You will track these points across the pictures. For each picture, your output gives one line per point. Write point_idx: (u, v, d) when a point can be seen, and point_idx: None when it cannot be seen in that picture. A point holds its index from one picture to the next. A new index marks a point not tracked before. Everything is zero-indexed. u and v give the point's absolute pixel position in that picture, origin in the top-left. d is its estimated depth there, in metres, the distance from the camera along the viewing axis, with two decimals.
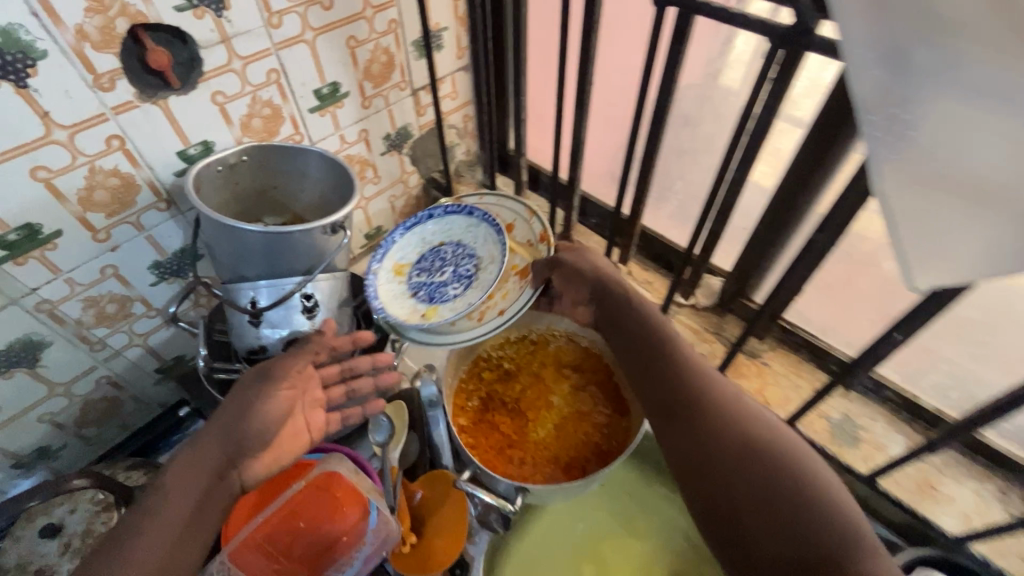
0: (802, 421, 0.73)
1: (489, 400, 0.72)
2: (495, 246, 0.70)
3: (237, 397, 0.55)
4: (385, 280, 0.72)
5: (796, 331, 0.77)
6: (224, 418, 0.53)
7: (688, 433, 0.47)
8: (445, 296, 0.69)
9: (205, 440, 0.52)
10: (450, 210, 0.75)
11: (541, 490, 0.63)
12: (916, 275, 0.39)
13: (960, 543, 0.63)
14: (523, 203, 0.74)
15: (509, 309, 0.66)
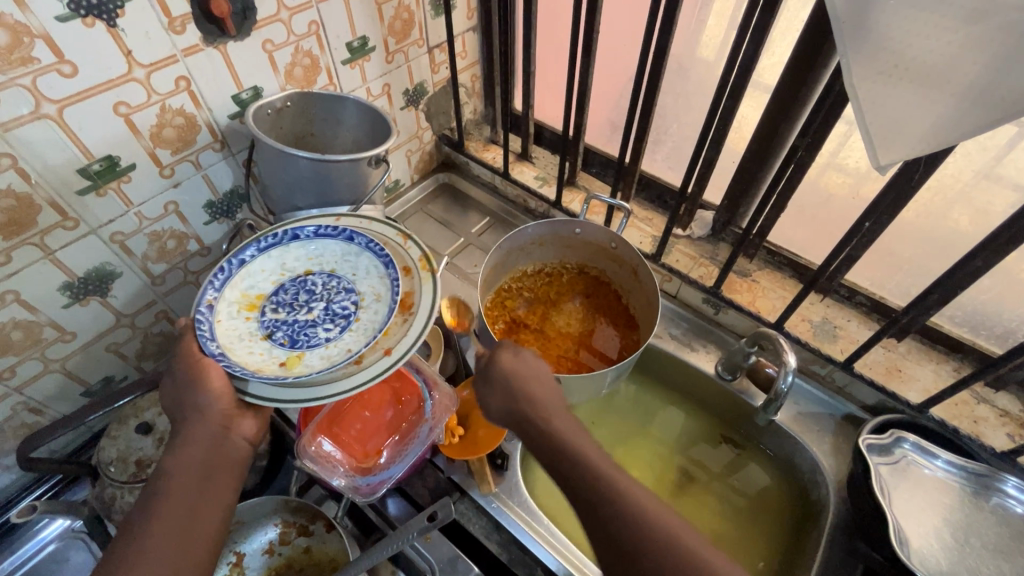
0: (789, 325, 0.83)
1: (514, 324, 0.90)
2: (379, 280, 0.64)
3: (181, 374, 0.55)
4: (227, 315, 0.60)
5: (779, 252, 0.89)
6: (187, 399, 0.54)
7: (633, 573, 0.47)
8: (312, 341, 0.59)
9: (186, 421, 0.54)
10: (323, 234, 0.68)
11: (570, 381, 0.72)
12: (879, 152, 0.51)
13: (922, 411, 0.74)
14: (395, 226, 0.69)
15: (397, 346, 0.57)
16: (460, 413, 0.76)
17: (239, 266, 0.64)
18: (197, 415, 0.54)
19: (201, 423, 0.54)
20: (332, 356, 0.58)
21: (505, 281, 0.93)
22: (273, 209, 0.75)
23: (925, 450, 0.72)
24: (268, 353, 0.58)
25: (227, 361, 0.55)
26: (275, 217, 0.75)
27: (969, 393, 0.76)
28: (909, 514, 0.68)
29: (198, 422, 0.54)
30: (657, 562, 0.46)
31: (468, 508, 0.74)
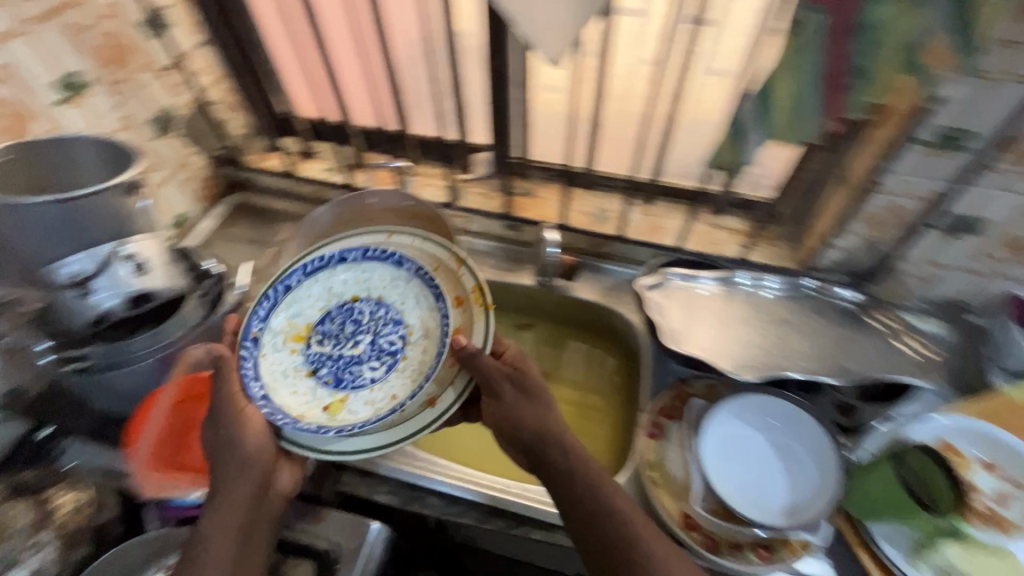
0: (570, 221, 1.00)
1: None
2: (429, 314, 0.73)
3: (222, 437, 0.65)
4: (271, 348, 0.70)
5: (549, 167, 1.01)
6: (226, 461, 0.65)
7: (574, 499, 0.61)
8: (358, 381, 0.70)
9: (232, 472, 0.65)
10: (370, 255, 0.74)
11: None
12: (548, 46, 0.54)
13: (677, 249, 0.95)
14: (449, 248, 0.74)
15: (440, 396, 0.68)
16: None
17: (284, 292, 0.72)
18: (240, 472, 0.65)
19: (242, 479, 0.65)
20: (376, 402, 0.69)
21: None
22: (26, 270, 0.69)
23: (692, 273, 0.92)
24: (312, 395, 0.69)
25: (275, 406, 0.67)
26: (33, 277, 0.69)
27: (707, 225, 0.98)
28: (684, 324, 0.87)
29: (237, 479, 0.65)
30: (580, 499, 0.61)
31: (354, 474, 0.78)
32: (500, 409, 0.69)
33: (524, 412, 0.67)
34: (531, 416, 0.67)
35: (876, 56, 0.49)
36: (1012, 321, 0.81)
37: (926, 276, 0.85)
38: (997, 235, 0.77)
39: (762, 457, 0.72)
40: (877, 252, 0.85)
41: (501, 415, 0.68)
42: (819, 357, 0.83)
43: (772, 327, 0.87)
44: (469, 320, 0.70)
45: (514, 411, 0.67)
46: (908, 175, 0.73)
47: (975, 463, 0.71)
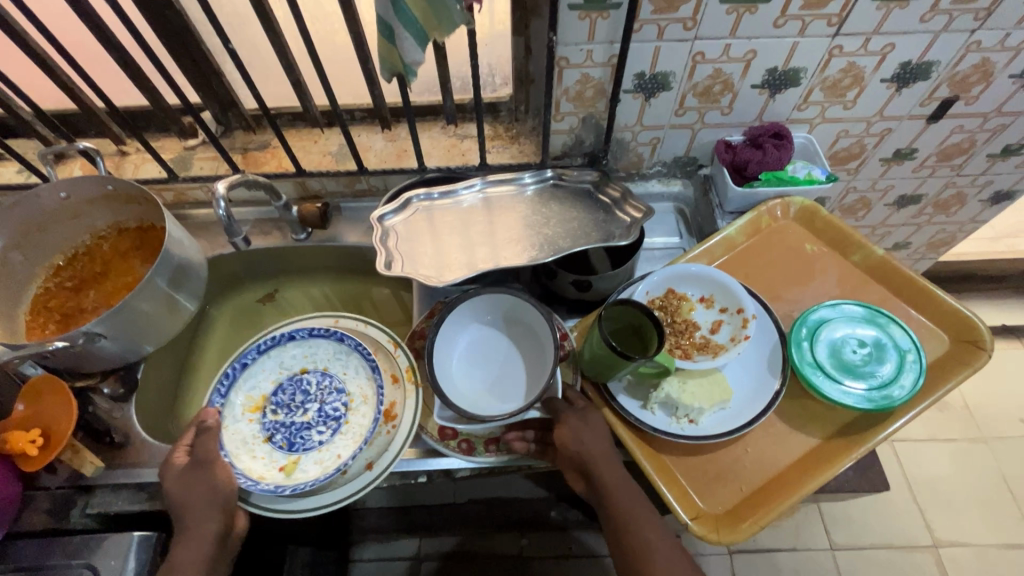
0: (314, 166, 0.91)
1: (68, 318, 0.83)
2: (364, 385, 0.76)
3: (189, 483, 0.65)
4: (233, 420, 0.72)
5: (280, 113, 0.92)
6: (183, 519, 0.64)
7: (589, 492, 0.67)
8: (308, 444, 0.73)
9: (197, 508, 0.64)
10: (316, 335, 0.78)
11: (107, 326, 0.71)
12: None
13: (422, 167, 0.91)
14: (388, 333, 0.79)
15: (378, 459, 0.70)
16: (27, 426, 0.69)
17: (240, 368, 0.75)
18: (195, 533, 0.64)
19: (194, 541, 0.64)
20: (326, 461, 0.71)
21: (37, 285, 0.85)
22: None
23: (435, 190, 0.85)
24: (269, 459, 0.70)
25: (236, 471, 0.67)
26: None
27: (455, 137, 0.95)
28: (420, 246, 0.80)
29: (189, 540, 0.64)
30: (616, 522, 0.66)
31: (104, 493, 0.71)
32: (585, 419, 0.67)
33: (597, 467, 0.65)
34: (595, 444, 0.66)
35: None
36: (721, 165, 0.86)
37: (647, 140, 0.89)
38: (683, 86, 0.80)
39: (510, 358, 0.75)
40: (597, 128, 0.86)
41: (587, 422, 0.67)
42: (556, 246, 0.79)
43: (517, 226, 0.82)
44: (405, 397, 0.73)
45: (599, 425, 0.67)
46: (580, 45, 0.73)
47: (694, 301, 0.77)
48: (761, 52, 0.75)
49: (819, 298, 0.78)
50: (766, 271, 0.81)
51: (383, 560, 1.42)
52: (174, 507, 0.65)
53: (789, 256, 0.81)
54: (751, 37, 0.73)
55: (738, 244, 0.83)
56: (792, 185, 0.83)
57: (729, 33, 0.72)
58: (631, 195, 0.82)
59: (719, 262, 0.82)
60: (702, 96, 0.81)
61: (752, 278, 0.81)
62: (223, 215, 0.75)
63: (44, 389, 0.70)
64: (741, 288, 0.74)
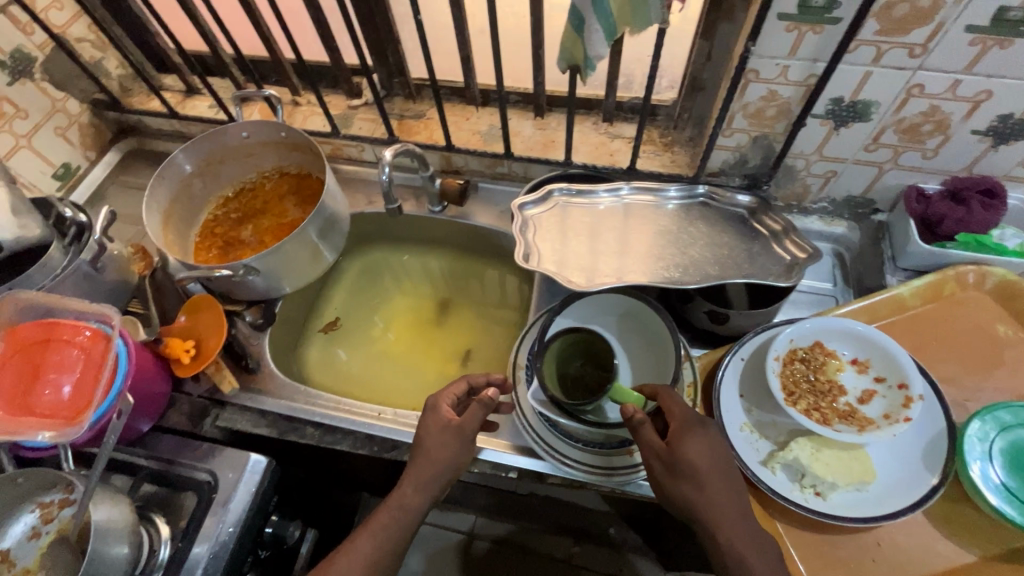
0: (463, 143, 0.93)
1: (227, 246, 0.92)
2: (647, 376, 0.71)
3: (439, 434, 0.64)
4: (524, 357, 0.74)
5: (441, 85, 0.94)
6: (420, 468, 0.64)
7: (714, 523, 0.56)
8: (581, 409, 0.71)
9: (429, 466, 0.63)
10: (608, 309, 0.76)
11: (262, 261, 0.77)
12: None
13: (569, 163, 0.89)
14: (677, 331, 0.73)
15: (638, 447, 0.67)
16: (186, 334, 0.78)
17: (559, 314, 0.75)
18: (426, 486, 0.63)
19: (420, 494, 0.63)
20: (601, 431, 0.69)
21: (208, 212, 0.95)
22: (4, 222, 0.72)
23: (577, 187, 0.82)
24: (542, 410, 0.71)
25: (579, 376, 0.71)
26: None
27: (605, 135, 0.91)
28: (557, 244, 0.78)
29: (417, 490, 0.63)
30: (730, 540, 0.55)
31: (233, 411, 0.78)
32: (681, 448, 0.57)
33: (707, 521, 0.56)
34: (718, 489, 0.57)
35: None
36: (907, 215, 0.76)
37: (821, 172, 0.80)
38: (886, 119, 0.70)
39: (651, 368, 0.73)
40: (767, 150, 0.79)
41: (682, 455, 0.57)
42: (702, 272, 0.73)
43: (656, 240, 0.78)
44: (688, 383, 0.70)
45: (700, 459, 0.57)
46: (777, 58, 0.66)
47: (846, 363, 0.68)
48: (998, 94, 0.64)
49: (1003, 392, 0.66)
50: (939, 344, 0.70)
51: (440, 526, 1.47)
52: (420, 450, 0.64)
53: (972, 333, 0.70)
54: (990, 75, 0.62)
55: (908, 308, 0.73)
56: (995, 255, 0.72)
57: (964, 67, 0.62)
58: (794, 231, 0.74)
59: (882, 323, 0.73)
60: (905, 133, 0.71)
61: (918, 349, 0.70)
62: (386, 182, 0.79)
63: (203, 307, 0.79)
64: (909, 361, 0.65)
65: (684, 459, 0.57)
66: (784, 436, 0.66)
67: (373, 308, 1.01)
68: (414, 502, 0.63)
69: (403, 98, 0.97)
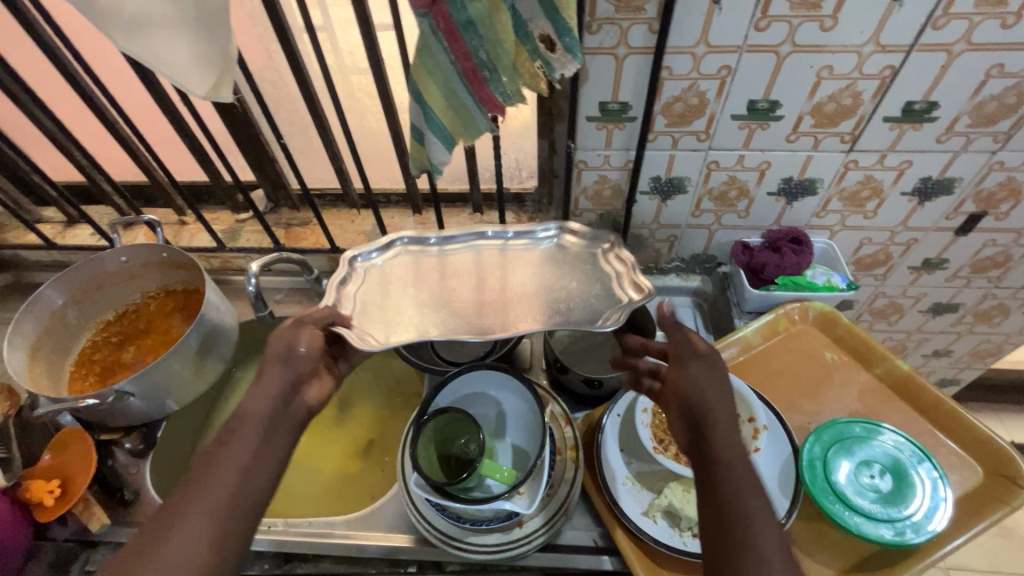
0: (348, 244, 0.98)
1: (105, 373, 0.89)
2: (528, 450, 0.73)
3: (273, 365, 0.62)
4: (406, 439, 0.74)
5: (323, 194, 1.01)
6: (248, 402, 0.59)
7: (711, 461, 0.52)
8: None
9: (258, 393, 0.60)
10: (490, 384, 0.77)
11: (138, 385, 0.76)
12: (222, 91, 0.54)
13: None
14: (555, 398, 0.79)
15: (528, 517, 0.69)
16: (49, 474, 0.73)
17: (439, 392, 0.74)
18: (261, 423, 0.58)
19: (258, 429, 0.57)
20: None
21: (86, 340, 0.92)
22: None
23: (432, 236, 0.82)
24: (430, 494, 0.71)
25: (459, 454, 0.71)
26: None
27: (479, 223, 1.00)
28: (383, 303, 0.77)
29: (258, 425, 0.58)
30: (724, 482, 0.51)
31: (107, 550, 0.74)
32: (684, 383, 0.57)
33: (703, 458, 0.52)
34: (709, 406, 0.54)
35: (495, 53, 0.61)
36: (737, 265, 0.87)
37: (665, 237, 0.91)
38: (699, 190, 0.82)
39: (526, 435, 0.75)
40: (615, 223, 0.89)
41: (685, 389, 0.56)
42: (530, 323, 0.72)
43: (492, 293, 0.77)
44: (570, 444, 0.74)
45: (699, 389, 0.56)
46: (597, 150, 0.78)
47: None
48: (775, 163, 0.78)
49: (838, 411, 0.74)
50: (777, 376, 0.79)
51: None
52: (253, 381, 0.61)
53: (806, 362, 0.79)
54: (763, 149, 0.76)
55: (754, 345, 0.82)
56: (810, 291, 0.83)
57: (742, 145, 0.76)
58: (636, 272, 0.75)
59: (735, 362, 0.81)
60: (719, 200, 0.84)
61: (766, 382, 0.78)
62: (252, 291, 0.82)
63: (71, 440, 0.75)
64: (754, 396, 0.70)
65: (685, 394, 0.56)
66: (659, 482, 0.71)
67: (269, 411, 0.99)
68: (249, 441, 0.56)
69: (288, 208, 1.02)
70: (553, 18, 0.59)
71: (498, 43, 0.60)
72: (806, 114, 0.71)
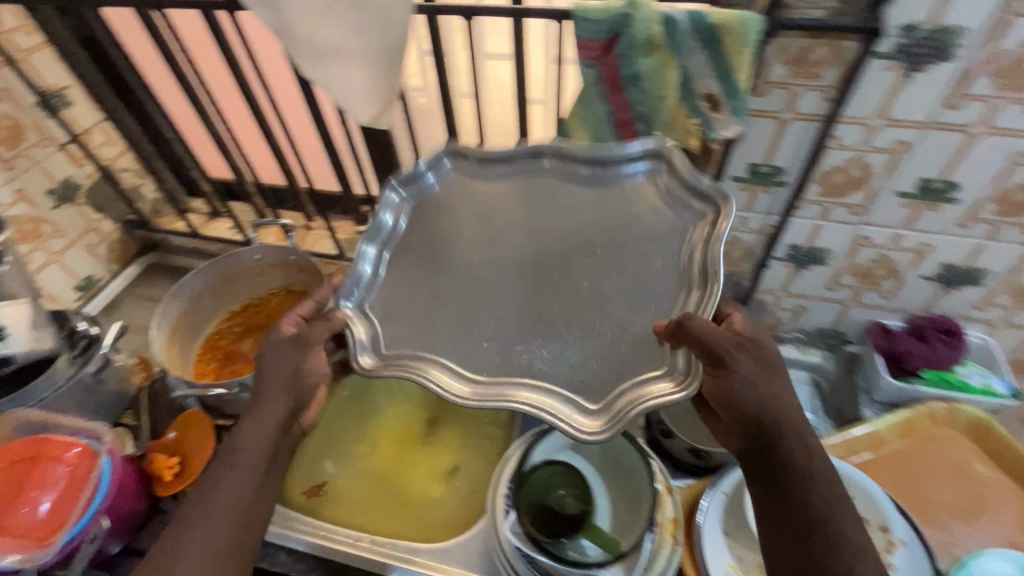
0: None
1: (225, 359, 0.96)
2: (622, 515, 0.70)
3: (273, 354, 0.64)
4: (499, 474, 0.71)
5: None
6: (257, 395, 0.62)
7: (792, 467, 0.51)
8: None
9: (265, 387, 0.62)
10: (591, 437, 0.74)
11: (257, 379, 0.81)
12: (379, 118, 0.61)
13: None
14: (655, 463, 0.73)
15: None
16: (171, 450, 0.79)
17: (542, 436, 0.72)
18: (269, 409, 0.60)
19: (264, 420, 0.60)
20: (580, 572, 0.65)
21: (212, 325, 1.00)
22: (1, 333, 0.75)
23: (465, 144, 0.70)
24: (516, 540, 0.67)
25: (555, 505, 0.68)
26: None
27: None
28: (411, 274, 0.68)
29: (268, 411, 0.60)
30: (807, 493, 0.50)
31: None
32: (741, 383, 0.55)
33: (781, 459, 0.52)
34: (774, 410, 0.54)
35: (653, 108, 0.60)
36: (874, 349, 0.80)
37: (790, 306, 0.86)
38: (841, 264, 0.77)
39: (621, 498, 0.71)
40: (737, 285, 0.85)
41: (747, 394, 0.55)
42: (547, 335, 0.63)
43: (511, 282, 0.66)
44: (670, 517, 0.68)
45: (762, 390, 0.55)
46: (735, 210, 0.74)
47: None
48: (938, 247, 0.71)
49: (988, 539, 0.65)
50: (920, 482, 0.70)
51: None
52: (261, 373, 0.63)
53: (950, 473, 0.70)
54: (927, 231, 0.69)
55: (885, 443, 0.73)
56: (961, 392, 0.75)
57: (902, 224, 0.69)
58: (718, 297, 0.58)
59: (862, 458, 0.73)
60: (861, 276, 0.77)
61: (898, 488, 0.70)
62: None
63: (191, 421, 0.81)
64: (890, 505, 0.64)
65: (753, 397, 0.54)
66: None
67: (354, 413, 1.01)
68: (259, 433, 0.59)
69: None
70: (724, 79, 0.57)
71: (658, 98, 0.59)
72: (988, 200, 0.64)
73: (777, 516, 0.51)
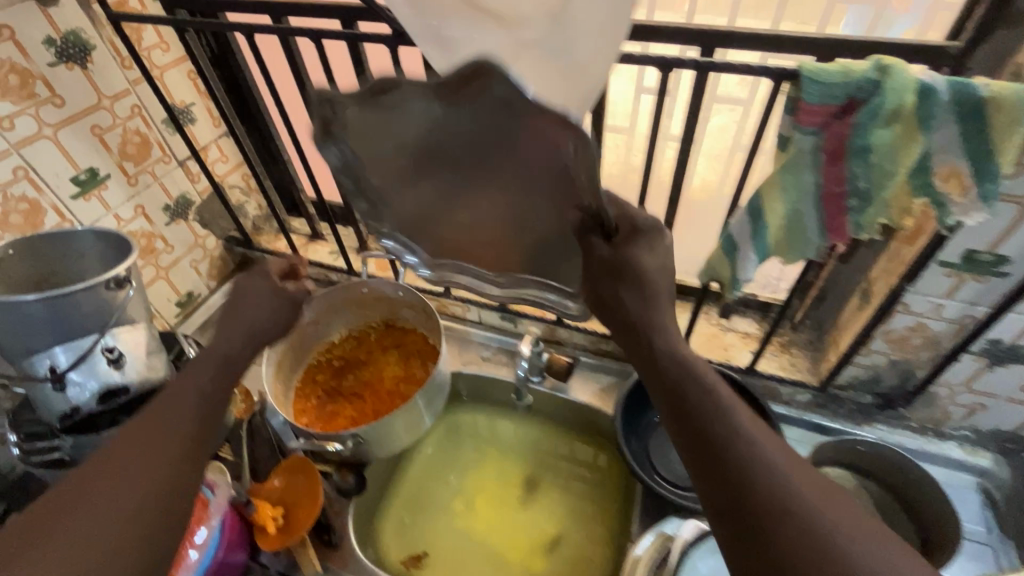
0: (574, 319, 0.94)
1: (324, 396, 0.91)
2: None
3: (245, 289, 0.59)
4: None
5: None
6: (234, 323, 0.57)
7: (738, 441, 0.38)
8: None
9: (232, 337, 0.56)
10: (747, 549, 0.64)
11: (368, 432, 0.75)
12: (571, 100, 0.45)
13: None
14: None
15: None
16: (275, 500, 0.74)
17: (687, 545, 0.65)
18: (222, 352, 0.54)
19: (221, 354, 0.54)
20: None
21: (311, 357, 0.95)
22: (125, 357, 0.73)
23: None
24: None
25: None
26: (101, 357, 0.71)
27: (717, 327, 0.91)
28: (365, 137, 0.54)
29: (236, 343, 0.55)
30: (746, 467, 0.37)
31: None
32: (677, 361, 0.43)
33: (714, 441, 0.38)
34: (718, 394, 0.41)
35: (878, 185, 0.52)
36: None
37: (966, 403, 0.75)
38: None
39: None
40: (907, 374, 0.75)
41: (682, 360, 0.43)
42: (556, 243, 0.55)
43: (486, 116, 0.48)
44: None
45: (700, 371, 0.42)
46: (931, 297, 0.64)
47: None
48: None
49: None
50: None
51: None
52: (230, 309, 0.58)
53: None
54: None
55: None
56: None
57: None
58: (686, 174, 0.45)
59: None
60: None
61: None
62: None
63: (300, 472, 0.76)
64: None
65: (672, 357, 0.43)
66: None
67: (446, 467, 0.96)
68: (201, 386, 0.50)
69: None
70: (980, 159, 0.48)
71: (887, 176, 0.51)
72: None
73: (715, 484, 0.37)
